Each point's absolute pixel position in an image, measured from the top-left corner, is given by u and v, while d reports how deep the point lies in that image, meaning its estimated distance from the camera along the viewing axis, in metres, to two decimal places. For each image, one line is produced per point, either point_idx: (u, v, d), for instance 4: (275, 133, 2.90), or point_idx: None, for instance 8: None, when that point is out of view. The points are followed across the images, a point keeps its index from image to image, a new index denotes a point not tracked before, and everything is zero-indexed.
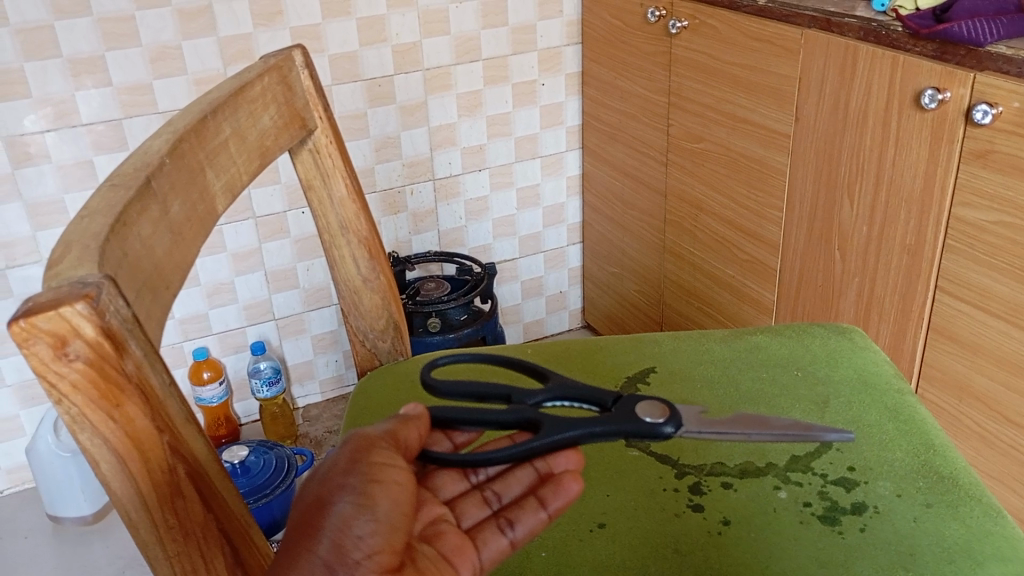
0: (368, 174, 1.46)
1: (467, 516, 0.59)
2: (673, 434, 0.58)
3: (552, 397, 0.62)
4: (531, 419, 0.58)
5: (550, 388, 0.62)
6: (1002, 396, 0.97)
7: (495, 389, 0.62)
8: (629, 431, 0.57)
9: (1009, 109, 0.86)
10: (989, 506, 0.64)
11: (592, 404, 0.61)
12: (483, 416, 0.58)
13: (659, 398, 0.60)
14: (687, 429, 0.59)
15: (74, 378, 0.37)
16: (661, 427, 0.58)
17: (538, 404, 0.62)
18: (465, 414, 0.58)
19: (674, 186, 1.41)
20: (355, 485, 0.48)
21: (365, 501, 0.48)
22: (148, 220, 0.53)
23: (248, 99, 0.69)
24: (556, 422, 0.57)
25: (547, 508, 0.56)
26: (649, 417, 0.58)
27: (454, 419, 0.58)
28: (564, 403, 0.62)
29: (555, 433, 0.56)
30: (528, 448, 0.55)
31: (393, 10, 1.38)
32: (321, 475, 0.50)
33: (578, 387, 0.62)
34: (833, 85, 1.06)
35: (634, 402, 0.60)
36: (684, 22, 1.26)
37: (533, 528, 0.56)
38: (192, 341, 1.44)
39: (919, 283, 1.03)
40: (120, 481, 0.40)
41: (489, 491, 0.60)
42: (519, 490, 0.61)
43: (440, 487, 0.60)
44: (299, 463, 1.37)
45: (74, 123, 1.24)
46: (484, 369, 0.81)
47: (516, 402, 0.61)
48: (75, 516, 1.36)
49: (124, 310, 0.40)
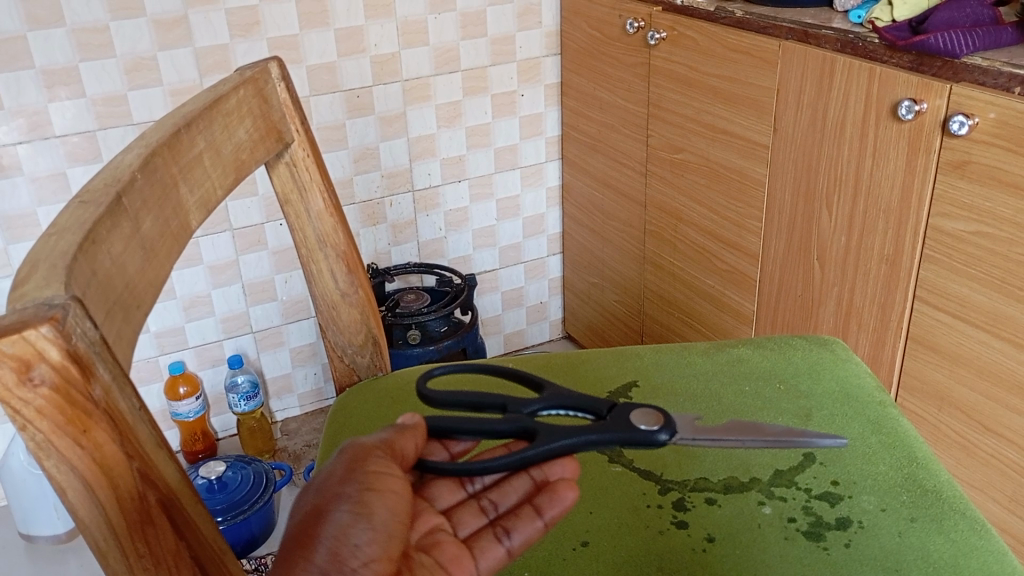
0: (347, 185, 1.45)
1: (463, 525, 0.58)
2: (668, 441, 0.57)
3: (548, 406, 0.61)
4: (526, 427, 0.57)
5: (545, 397, 0.61)
6: (982, 405, 0.97)
7: (490, 398, 0.61)
8: (624, 440, 0.56)
9: (985, 120, 0.87)
10: (973, 520, 0.64)
11: (587, 412, 0.60)
12: (479, 425, 0.57)
13: (653, 406, 0.59)
14: (681, 436, 0.57)
15: (39, 404, 0.36)
16: (655, 434, 0.56)
17: (534, 412, 0.61)
18: (461, 424, 0.57)
19: (653, 197, 1.41)
20: (351, 493, 0.49)
21: (362, 510, 0.48)
22: (119, 236, 0.52)
23: (224, 111, 0.67)
24: (552, 431, 0.56)
25: (543, 516, 0.55)
26: (644, 425, 0.57)
27: (449, 428, 0.57)
28: (560, 411, 0.61)
29: (550, 442, 0.55)
30: (523, 457, 0.55)
31: (372, 20, 1.37)
32: (318, 484, 0.50)
33: (573, 396, 0.61)
34: (810, 96, 1.06)
35: (629, 411, 0.58)
36: (663, 33, 1.27)
37: (530, 536, 0.55)
38: (168, 354, 1.42)
39: (897, 293, 1.03)
40: (87, 509, 0.39)
41: (486, 500, 0.59)
42: (516, 497, 0.59)
43: (437, 497, 0.60)
44: (279, 478, 1.35)
45: (48, 135, 1.22)
46: (469, 380, 0.80)
47: (512, 412, 0.60)
48: (49, 534, 1.33)
49: (92, 333, 0.39)
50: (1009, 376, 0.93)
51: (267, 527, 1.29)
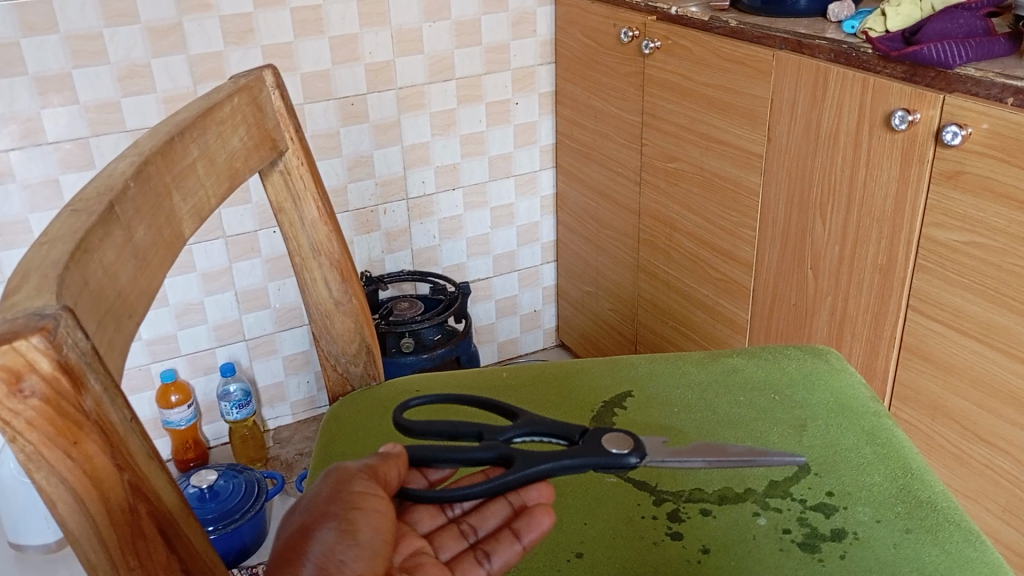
0: (341, 193, 1.45)
1: (445, 548, 0.58)
2: (637, 464, 0.58)
3: (522, 433, 0.61)
4: (505, 454, 0.57)
5: (519, 424, 0.61)
6: (976, 415, 0.97)
7: (465, 427, 0.61)
8: (598, 464, 0.56)
9: (978, 130, 0.87)
10: (968, 532, 0.64)
11: (559, 438, 0.60)
12: (457, 454, 0.57)
13: (623, 431, 0.60)
14: (651, 458, 0.58)
15: (30, 416, 0.36)
16: (626, 457, 0.57)
17: (508, 440, 0.60)
18: (439, 452, 0.57)
19: (648, 206, 1.41)
20: (337, 512, 0.48)
21: (348, 527, 0.48)
22: (111, 245, 0.51)
23: (217, 120, 0.67)
24: (529, 456, 0.56)
25: (522, 540, 0.56)
26: (615, 448, 0.57)
27: (428, 457, 0.57)
28: (534, 438, 0.61)
29: (529, 468, 0.55)
30: (502, 483, 0.55)
31: (367, 28, 1.37)
32: (304, 505, 0.50)
33: (546, 422, 0.61)
34: (804, 107, 1.07)
35: (601, 435, 0.59)
36: (657, 42, 1.27)
37: (510, 559, 0.56)
38: (160, 362, 1.41)
39: (890, 303, 1.03)
40: (77, 522, 0.38)
41: (466, 525, 0.59)
42: (496, 522, 0.59)
43: (418, 521, 0.59)
44: (271, 486, 1.35)
45: (41, 141, 1.22)
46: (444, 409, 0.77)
47: (488, 440, 0.60)
48: (39, 543, 1.32)
49: (83, 343, 0.38)
50: (1002, 386, 0.93)
51: (259, 537, 1.28)
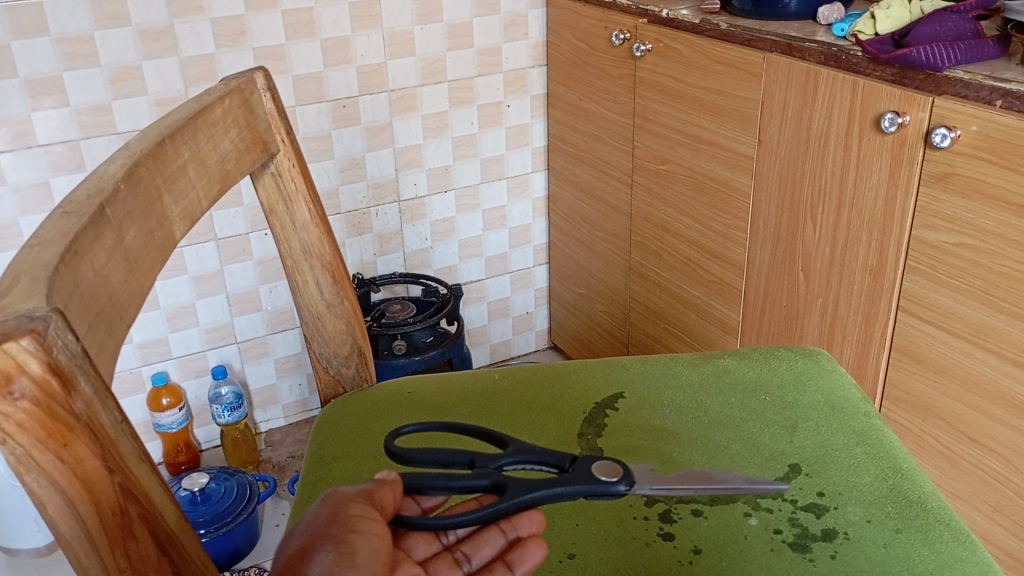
0: (333, 195, 1.45)
1: None
2: (626, 492, 0.57)
3: (515, 461, 0.60)
4: (498, 482, 0.57)
5: (512, 452, 0.60)
6: (966, 416, 0.98)
7: (458, 454, 0.60)
8: (587, 491, 0.56)
9: (968, 132, 0.88)
10: (958, 531, 0.65)
11: (551, 466, 0.59)
12: (451, 481, 0.56)
13: (612, 458, 0.59)
14: (640, 486, 0.57)
15: (20, 418, 0.36)
16: (614, 485, 0.56)
17: (501, 467, 0.59)
18: (432, 479, 0.56)
19: (640, 208, 1.41)
20: (336, 535, 0.48)
21: (346, 549, 0.48)
22: (102, 248, 0.51)
23: (209, 122, 0.67)
24: (521, 484, 0.56)
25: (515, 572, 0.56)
26: (604, 475, 0.57)
27: (422, 484, 0.56)
28: (526, 467, 0.60)
29: (523, 495, 0.55)
30: (496, 510, 0.54)
31: (359, 31, 1.37)
32: (303, 528, 0.50)
33: (538, 450, 0.60)
34: (794, 109, 1.07)
35: (591, 462, 0.58)
36: (648, 45, 1.27)
37: None
38: (151, 365, 1.41)
39: (881, 303, 1.04)
40: (68, 525, 0.38)
41: (460, 553, 0.58)
42: (490, 553, 0.58)
43: (413, 548, 0.58)
44: (263, 489, 1.34)
45: (32, 144, 1.22)
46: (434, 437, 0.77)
47: (480, 467, 0.59)
48: (30, 548, 1.31)
49: (73, 344, 0.38)
50: (993, 386, 0.94)
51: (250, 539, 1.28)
